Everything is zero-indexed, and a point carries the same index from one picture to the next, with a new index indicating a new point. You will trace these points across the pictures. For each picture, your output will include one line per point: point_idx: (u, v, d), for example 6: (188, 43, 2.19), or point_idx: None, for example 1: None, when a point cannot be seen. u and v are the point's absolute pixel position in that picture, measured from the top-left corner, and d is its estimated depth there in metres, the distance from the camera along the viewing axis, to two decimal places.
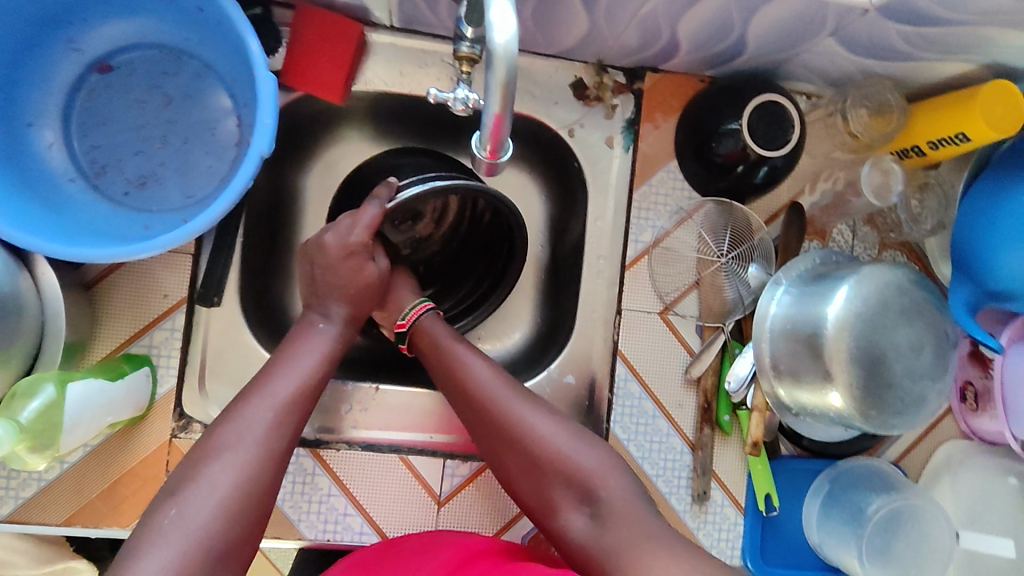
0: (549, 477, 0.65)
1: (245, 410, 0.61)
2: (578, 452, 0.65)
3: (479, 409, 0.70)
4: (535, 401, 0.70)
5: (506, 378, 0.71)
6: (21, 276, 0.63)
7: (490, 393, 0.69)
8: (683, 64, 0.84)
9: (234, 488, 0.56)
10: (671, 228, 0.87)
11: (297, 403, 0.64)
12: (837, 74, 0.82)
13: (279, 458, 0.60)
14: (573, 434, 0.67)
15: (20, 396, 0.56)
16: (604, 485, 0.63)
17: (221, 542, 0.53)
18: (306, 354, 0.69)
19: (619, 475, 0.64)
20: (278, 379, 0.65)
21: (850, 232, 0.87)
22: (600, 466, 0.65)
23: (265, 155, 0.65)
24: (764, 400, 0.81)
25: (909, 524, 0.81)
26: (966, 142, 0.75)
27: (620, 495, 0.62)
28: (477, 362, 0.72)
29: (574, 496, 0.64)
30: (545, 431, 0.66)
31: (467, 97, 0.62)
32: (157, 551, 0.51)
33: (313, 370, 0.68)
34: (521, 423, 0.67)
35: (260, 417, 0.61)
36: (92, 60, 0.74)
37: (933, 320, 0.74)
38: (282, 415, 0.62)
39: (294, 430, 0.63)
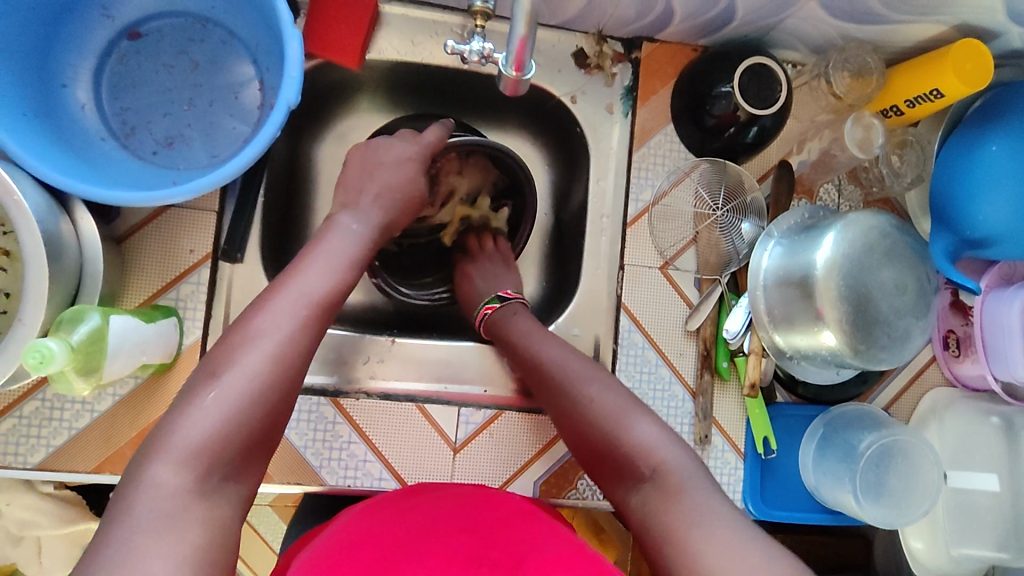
0: (604, 452, 0.68)
1: (276, 300, 0.62)
2: (636, 424, 0.67)
3: (552, 390, 0.74)
4: (610, 379, 0.72)
5: (587, 359, 0.75)
6: (63, 220, 0.66)
7: (568, 371, 0.73)
8: (677, 33, 0.90)
9: (261, 380, 0.57)
10: (669, 187, 0.92)
11: (326, 299, 0.64)
12: (820, 40, 0.88)
13: (303, 353, 0.61)
14: (630, 409, 0.68)
15: (65, 325, 0.58)
16: (659, 459, 0.64)
17: (244, 426, 0.56)
18: (330, 253, 0.68)
19: (677, 449, 0.65)
20: (309, 271, 0.65)
21: (836, 190, 0.93)
22: (658, 442, 0.65)
23: (292, 106, 0.69)
24: (760, 344, 0.86)
25: (899, 460, 0.85)
26: (940, 98, 0.81)
27: (676, 468, 0.63)
28: (558, 347, 0.76)
29: (624, 474, 0.66)
30: (606, 407, 0.69)
31: (482, 49, 0.67)
32: (197, 422, 0.54)
33: (342, 264, 0.68)
34: (585, 398, 0.70)
35: (286, 309, 0.61)
36: (124, 27, 0.79)
37: (915, 263, 0.80)
38: (313, 310, 0.63)
39: (320, 323, 0.64)
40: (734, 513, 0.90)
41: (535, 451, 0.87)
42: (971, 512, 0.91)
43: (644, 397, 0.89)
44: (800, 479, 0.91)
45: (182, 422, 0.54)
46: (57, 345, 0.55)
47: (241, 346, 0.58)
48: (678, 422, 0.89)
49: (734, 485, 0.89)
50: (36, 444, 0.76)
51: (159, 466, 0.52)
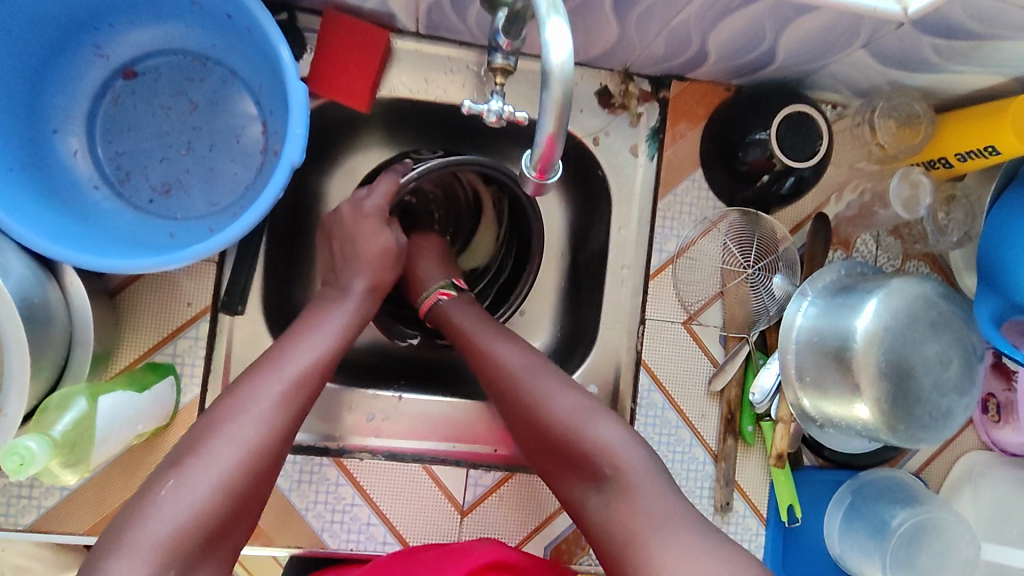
0: (558, 450, 0.66)
1: (255, 383, 0.61)
2: (595, 426, 0.65)
3: (503, 388, 0.70)
4: (565, 378, 0.70)
5: (534, 356, 0.72)
6: (50, 287, 0.62)
7: (512, 368, 0.70)
8: (710, 72, 0.83)
9: (237, 465, 0.56)
10: (696, 237, 0.86)
11: (311, 377, 0.64)
12: (865, 85, 0.82)
13: (285, 431, 0.60)
14: (589, 411, 0.66)
15: (52, 410, 0.55)
16: (617, 459, 0.63)
17: (212, 518, 0.54)
18: (323, 328, 0.68)
19: (636, 449, 0.63)
20: (294, 351, 0.64)
21: (874, 242, 0.87)
22: (617, 442, 0.64)
23: (296, 165, 0.64)
24: (789, 411, 0.81)
25: (935, 537, 0.80)
26: (996, 155, 0.74)
27: (636, 470, 0.62)
28: (509, 344, 0.72)
29: (582, 478, 0.64)
30: (561, 407, 0.67)
31: (501, 109, 0.61)
32: (167, 509, 0.53)
33: (328, 337, 0.67)
34: (532, 392, 0.68)
35: (270, 393, 0.60)
36: (118, 66, 0.74)
37: (963, 333, 0.74)
38: (293, 388, 0.62)
39: (302, 406, 0.63)
40: None
41: (548, 514, 0.83)
42: None
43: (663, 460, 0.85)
44: (825, 546, 0.87)
45: (143, 520, 0.52)
46: (38, 444, 0.51)
47: (219, 443, 0.57)
48: (697, 486, 0.85)
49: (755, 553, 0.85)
50: (27, 505, 0.73)
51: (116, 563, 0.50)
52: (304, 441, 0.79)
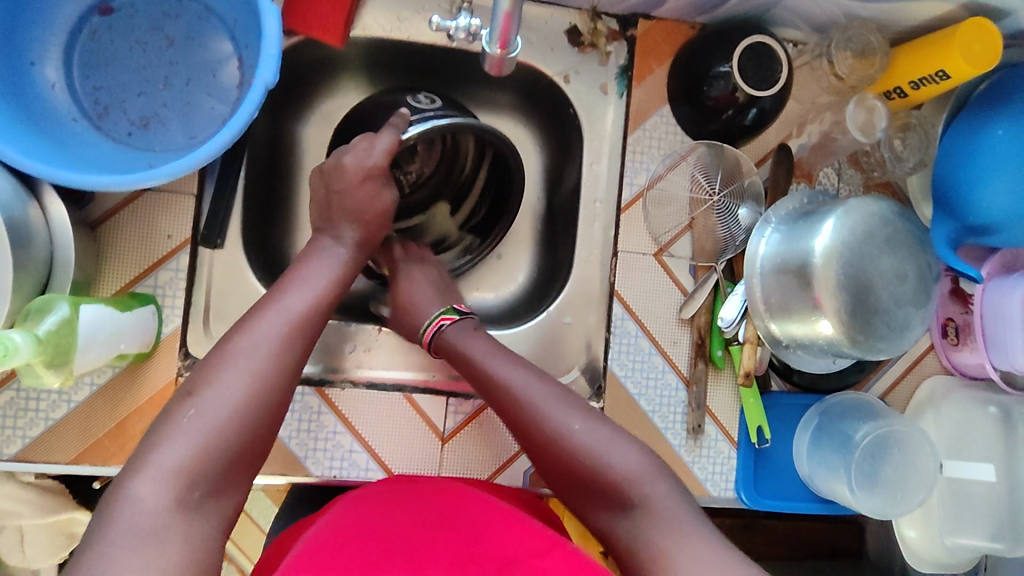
0: (582, 478, 0.66)
1: (260, 324, 0.63)
2: (616, 455, 0.65)
3: (516, 417, 0.71)
4: (579, 405, 0.70)
5: (549, 382, 0.72)
6: (31, 206, 0.64)
7: (528, 397, 0.70)
8: (675, 9, 0.86)
9: (246, 393, 0.58)
10: (664, 171, 0.89)
11: (309, 322, 0.66)
12: (823, 18, 0.85)
13: (290, 371, 0.63)
14: (610, 438, 0.67)
15: (33, 314, 0.57)
16: (642, 489, 0.63)
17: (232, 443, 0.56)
18: (316, 275, 0.70)
19: (658, 478, 0.64)
20: (290, 295, 0.67)
21: (836, 174, 0.91)
22: (638, 467, 0.64)
23: (271, 86, 0.66)
24: (755, 333, 0.84)
25: (895, 451, 0.84)
26: (946, 80, 0.78)
27: (662, 501, 0.62)
28: (518, 369, 0.73)
29: (608, 501, 0.65)
30: (581, 438, 0.67)
31: (469, 25, 0.63)
32: (186, 439, 0.54)
33: (323, 285, 0.70)
34: (548, 427, 0.68)
35: (273, 327, 0.63)
36: (94, 1, 0.75)
37: (917, 251, 0.78)
38: (295, 329, 0.65)
39: (304, 348, 0.65)
40: (726, 502, 0.88)
41: None
42: (967, 502, 0.90)
43: (637, 387, 0.87)
44: (794, 467, 0.90)
45: (165, 442, 0.54)
46: (21, 338, 0.53)
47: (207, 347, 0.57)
48: (670, 411, 0.88)
49: (727, 474, 0.88)
50: (12, 436, 0.74)
51: (137, 483, 0.51)
52: None
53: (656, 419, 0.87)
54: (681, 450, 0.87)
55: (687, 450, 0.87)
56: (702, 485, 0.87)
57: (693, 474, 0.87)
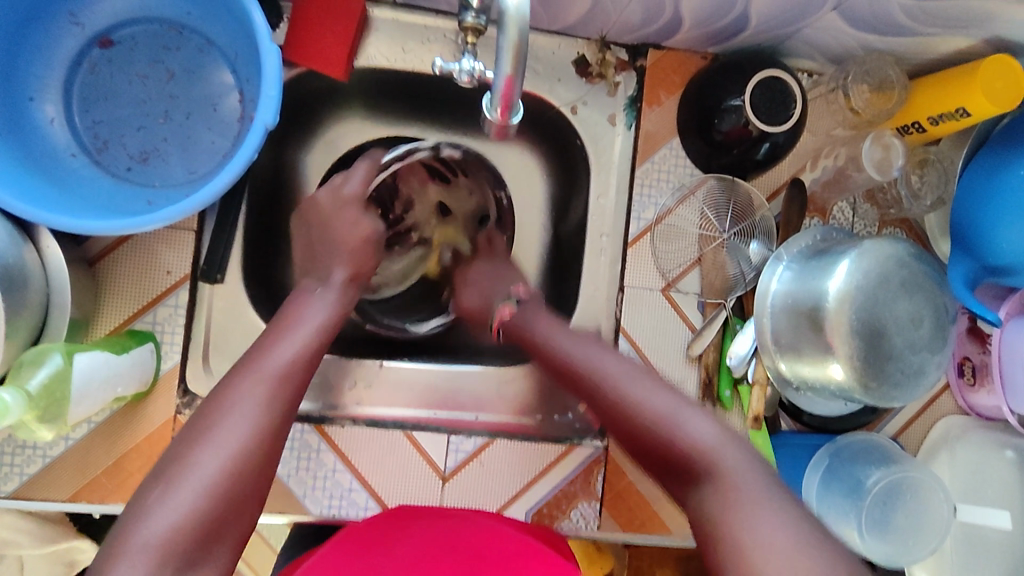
0: (655, 446, 0.61)
1: (234, 391, 0.58)
2: (690, 422, 0.60)
3: (592, 395, 0.67)
4: (659, 380, 0.66)
5: (630, 361, 0.69)
6: (26, 248, 0.63)
7: (603, 373, 0.67)
8: (686, 40, 0.84)
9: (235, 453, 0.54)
10: (673, 205, 0.87)
11: (293, 371, 0.62)
12: (839, 51, 0.82)
13: (277, 427, 0.58)
14: (677, 405, 0.62)
15: (26, 366, 0.56)
16: (716, 458, 0.57)
17: (223, 498, 0.52)
18: (306, 320, 0.67)
19: (735, 447, 0.58)
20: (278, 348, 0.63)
21: (850, 209, 0.88)
22: (714, 439, 0.58)
23: (270, 127, 0.65)
24: (765, 374, 0.82)
25: (908, 496, 0.81)
26: (966, 118, 0.75)
27: (738, 466, 0.56)
28: (594, 347, 0.70)
29: (678, 476, 0.59)
30: (653, 405, 0.62)
31: (472, 68, 0.62)
32: (175, 500, 0.50)
33: (311, 332, 0.66)
34: (625, 397, 0.64)
35: (252, 389, 0.58)
36: (94, 35, 0.74)
37: (935, 294, 0.75)
38: (279, 383, 0.60)
39: (289, 397, 0.60)
40: None
41: (529, 480, 0.84)
42: (982, 546, 0.87)
43: None
44: None
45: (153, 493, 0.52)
46: (12, 396, 0.53)
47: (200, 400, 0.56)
48: None
49: None
50: (9, 473, 0.74)
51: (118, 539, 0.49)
52: None
53: None
54: None
55: None
56: None
57: None
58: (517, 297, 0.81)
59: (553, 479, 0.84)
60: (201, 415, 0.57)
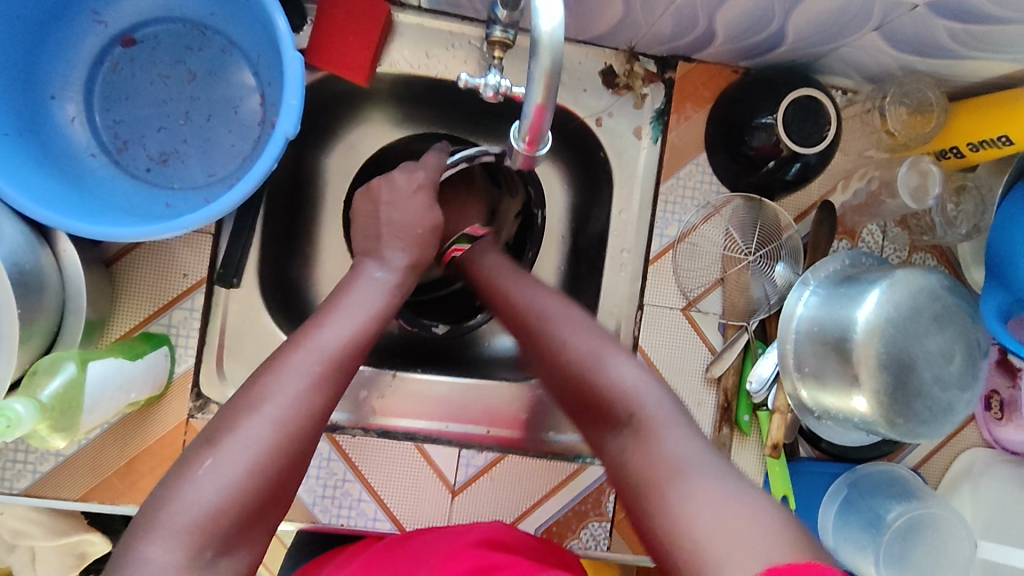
0: (580, 395, 0.61)
1: (291, 361, 0.56)
2: (616, 369, 0.59)
3: (532, 335, 0.68)
4: (587, 322, 0.65)
5: (563, 299, 0.69)
6: (43, 253, 0.62)
7: (541, 313, 0.68)
8: (717, 54, 0.82)
9: (268, 449, 0.51)
10: (698, 222, 0.85)
11: (345, 356, 0.59)
12: (877, 70, 0.80)
13: (316, 421, 0.55)
14: (601, 346, 0.62)
15: (41, 374, 0.56)
16: (637, 403, 0.57)
17: (270, 475, 0.51)
18: (356, 307, 0.63)
19: (657, 391, 0.58)
20: (328, 329, 0.59)
21: (881, 232, 0.85)
22: (638, 383, 0.58)
23: (290, 137, 0.64)
24: (785, 401, 0.80)
25: (930, 535, 0.78)
26: (1008, 146, 0.73)
27: (656, 411, 0.56)
28: (539, 293, 0.70)
29: (605, 419, 0.58)
30: (583, 352, 0.62)
31: (499, 84, 0.60)
32: (222, 473, 0.49)
33: (367, 316, 0.63)
34: (559, 343, 0.64)
35: (302, 373, 0.55)
36: (117, 33, 0.73)
37: (967, 327, 0.72)
38: (329, 368, 0.57)
39: (337, 388, 0.57)
40: None
41: (539, 497, 0.82)
42: None
43: None
44: None
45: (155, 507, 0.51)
46: (25, 407, 0.53)
47: None
48: None
49: None
50: (22, 470, 0.74)
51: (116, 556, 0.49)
52: None
53: None
54: None
55: None
56: None
57: None
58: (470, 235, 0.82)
59: (564, 497, 0.83)
60: (251, 383, 0.55)
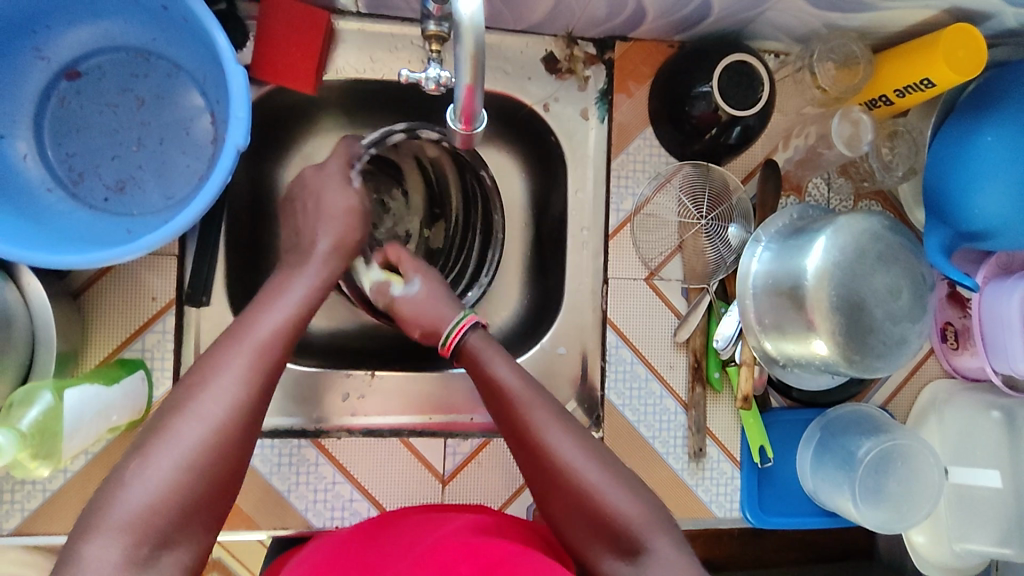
0: (570, 501, 0.62)
1: (222, 355, 0.59)
2: (617, 497, 0.61)
3: (516, 438, 0.66)
4: (574, 428, 0.66)
5: (542, 393, 0.68)
6: (7, 288, 0.63)
7: (529, 412, 0.66)
8: (651, 30, 0.85)
9: (200, 442, 0.54)
10: (651, 194, 0.88)
11: (276, 347, 0.62)
12: (803, 31, 0.83)
13: (246, 417, 0.57)
14: (598, 464, 0.64)
15: (18, 405, 0.57)
16: (644, 539, 0.60)
17: (206, 470, 0.54)
18: (288, 299, 0.67)
19: (660, 531, 0.60)
20: (258, 322, 0.63)
21: (825, 184, 0.90)
22: (631, 505, 0.61)
23: (242, 148, 0.65)
24: (751, 354, 0.83)
25: (900, 463, 0.83)
26: (931, 88, 0.77)
27: (666, 556, 0.58)
28: (507, 371, 0.69)
29: (605, 540, 0.61)
30: (573, 461, 0.63)
31: (439, 75, 0.62)
32: (158, 468, 0.53)
33: (295, 306, 0.66)
34: (558, 457, 0.63)
35: (233, 365, 0.59)
36: (60, 67, 0.74)
37: (910, 264, 0.76)
38: (259, 354, 0.60)
39: (269, 376, 0.61)
40: (731, 522, 0.88)
41: None
42: (971, 506, 0.89)
43: (636, 413, 0.87)
44: (799, 483, 0.89)
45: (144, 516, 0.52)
46: (5, 436, 0.53)
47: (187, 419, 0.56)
48: (670, 436, 0.87)
49: (732, 495, 0.87)
50: (10, 510, 0.74)
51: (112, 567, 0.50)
52: (285, 424, 0.82)
53: (656, 445, 0.86)
54: (683, 475, 0.86)
55: (689, 474, 0.86)
56: (707, 508, 0.87)
57: (697, 498, 0.86)
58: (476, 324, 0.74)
59: None
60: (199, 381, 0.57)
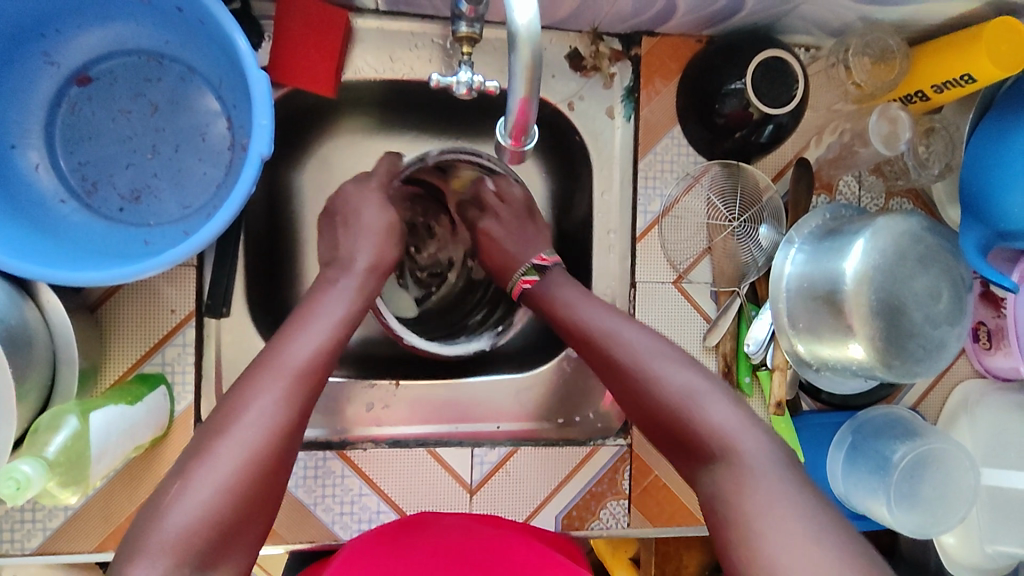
0: (673, 426, 0.62)
1: (258, 379, 0.58)
2: (711, 406, 0.61)
3: (614, 366, 0.67)
4: (682, 356, 0.66)
5: (657, 336, 0.68)
6: (26, 306, 0.61)
7: (632, 352, 0.66)
8: (679, 26, 0.82)
9: (238, 468, 0.53)
10: (680, 194, 0.86)
11: (312, 370, 0.60)
12: (837, 24, 0.81)
13: (285, 445, 0.56)
14: (706, 389, 0.62)
15: (43, 432, 0.55)
16: (738, 441, 0.58)
17: (244, 495, 0.53)
18: (322, 317, 0.65)
19: (753, 433, 0.59)
20: (293, 344, 0.61)
21: (856, 183, 0.88)
22: (731, 424, 0.59)
23: (266, 156, 0.63)
24: (783, 358, 0.82)
25: (935, 467, 0.81)
26: (971, 84, 0.74)
27: (758, 457, 0.56)
28: (615, 316, 0.70)
29: (699, 450, 0.60)
30: (677, 387, 0.63)
31: (471, 80, 0.60)
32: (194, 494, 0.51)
33: (333, 324, 0.65)
34: (658, 379, 0.64)
35: (271, 390, 0.57)
36: (70, 72, 0.71)
37: (950, 266, 0.74)
38: (296, 380, 0.59)
39: (307, 403, 0.59)
40: None
41: (558, 482, 0.83)
42: (1005, 510, 0.86)
43: None
44: (830, 487, 0.88)
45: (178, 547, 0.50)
46: (32, 467, 0.51)
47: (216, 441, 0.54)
48: None
49: None
50: (31, 529, 0.72)
51: None
52: (309, 436, 0.80)
53: None
54: None
55: None
56: None
57: None
58: (539, 267, 0.80)
59: (578, 483, 0.83)
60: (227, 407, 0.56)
